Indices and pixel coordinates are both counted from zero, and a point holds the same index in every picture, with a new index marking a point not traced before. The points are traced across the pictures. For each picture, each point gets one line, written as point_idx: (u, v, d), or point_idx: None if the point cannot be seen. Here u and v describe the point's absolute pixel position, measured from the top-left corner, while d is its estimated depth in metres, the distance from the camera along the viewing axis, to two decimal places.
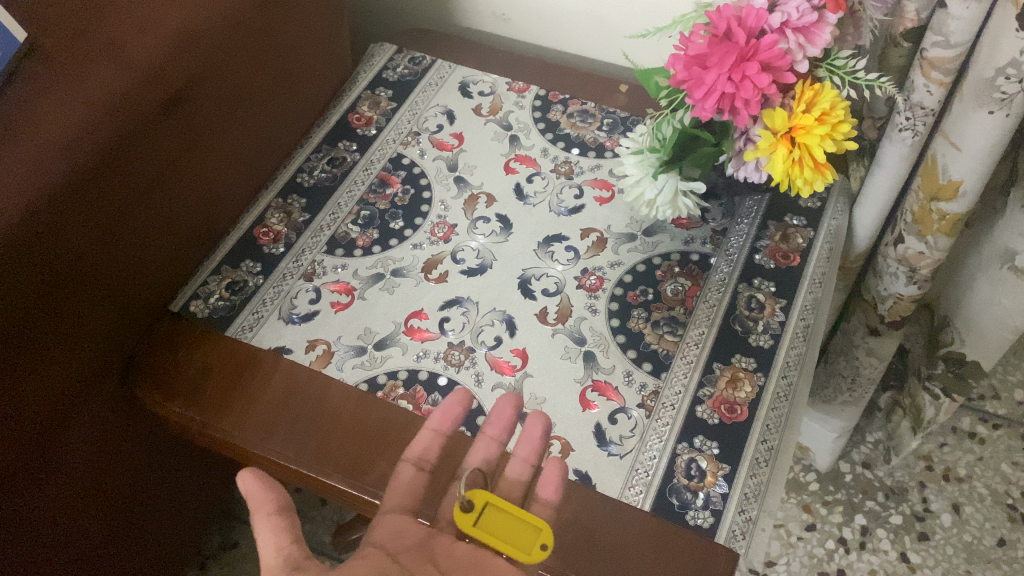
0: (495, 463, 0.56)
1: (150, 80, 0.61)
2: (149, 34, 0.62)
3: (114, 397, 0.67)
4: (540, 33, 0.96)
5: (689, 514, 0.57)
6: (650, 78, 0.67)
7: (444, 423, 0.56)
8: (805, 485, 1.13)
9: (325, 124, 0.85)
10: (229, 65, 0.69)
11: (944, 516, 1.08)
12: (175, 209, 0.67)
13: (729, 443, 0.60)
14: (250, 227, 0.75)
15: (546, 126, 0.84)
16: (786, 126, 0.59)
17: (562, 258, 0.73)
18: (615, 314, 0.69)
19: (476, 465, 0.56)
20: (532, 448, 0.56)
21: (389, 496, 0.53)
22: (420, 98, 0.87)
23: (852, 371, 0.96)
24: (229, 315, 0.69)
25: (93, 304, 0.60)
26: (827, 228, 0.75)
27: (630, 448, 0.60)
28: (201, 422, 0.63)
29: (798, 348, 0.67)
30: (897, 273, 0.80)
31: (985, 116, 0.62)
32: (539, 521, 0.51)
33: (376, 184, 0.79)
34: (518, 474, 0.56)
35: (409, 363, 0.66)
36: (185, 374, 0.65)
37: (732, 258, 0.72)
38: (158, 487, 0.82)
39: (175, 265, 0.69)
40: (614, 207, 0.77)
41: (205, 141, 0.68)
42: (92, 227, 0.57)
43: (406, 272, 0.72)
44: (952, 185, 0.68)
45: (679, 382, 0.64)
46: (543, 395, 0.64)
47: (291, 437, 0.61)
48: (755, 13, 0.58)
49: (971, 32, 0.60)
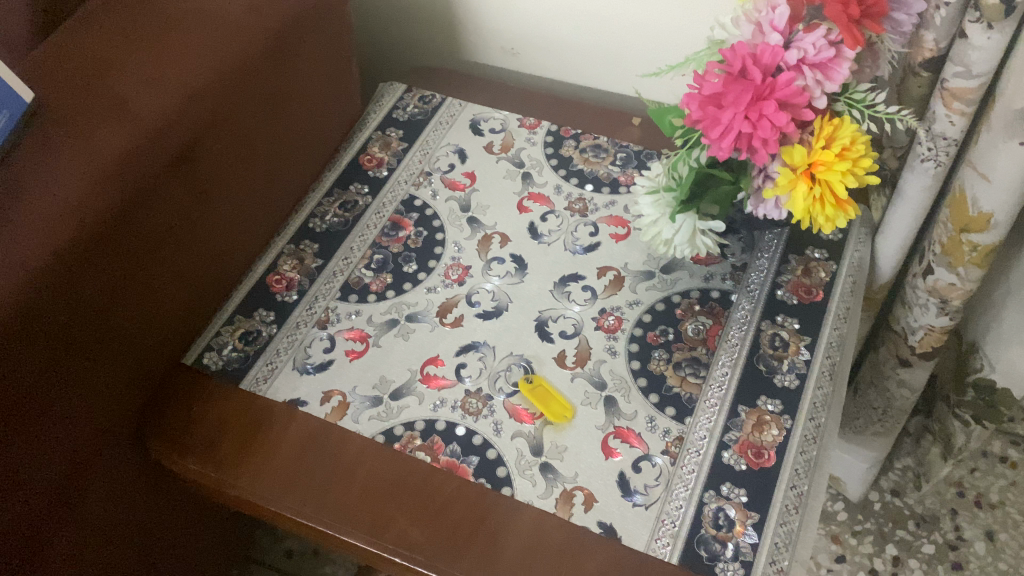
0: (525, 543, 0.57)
1: (159, 139, 0.60)
2: (156, 90, 0.63)
3: (127, 453, 0.66)
4: (550, 66, 0.95)
5: (718, 565, 0.55)
6: (663, 117, 0.66)
7: (456, 491, 0.60)
8: (834, 514, 1.10)
9: (336, 167, 0.84)
10: (241, 118, 0.68)
11: (978, 545, 1.06)
12: (187, 265, 0.66)
13: (758, 490, 0.58)
14: (263, 275, 0.74)
15: (559, 162, 0.83)
16: (805, 162, 0.58)
17: (579, 298, 0.72)
18: (635, 356, 0.67)
19: (503, 556, 0.56)
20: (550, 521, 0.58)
21: (390, 530, 0.58)
22: (431, 137, 0.87)
23: (884, 402, 0.94)
24: (244, 366, 0.68)
25: (106, 363, 0.59)
26: (850, 261, 0.73)
27: (656, 497, 0.59)
28: (216, 479, 0.62)
29: (825, 388, 0.65)
30: (926, 304, 0.79)
31: (1016, 147, 0.61)
32: (552, 399, 0.65)
33: (388, 227, 0.78)
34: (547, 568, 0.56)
35: (426, 412, 0.65)
36: (199, 429, 0.64)
37: (754, 294, 0.71)
38: (179, 541, 0.81)
39: (189, 317, 0.69)
40: (631, 244, 0.76)
41: (217, 194, 0.67)
42: (100, 289, 0.56)
43: (421, 317, 0.71)
44: (983, 217, 0.67)
45: (703, 426, 0.62)
46: (565, 443, 0.62)
47: (308, 494, 0.60)
48: (771, 50, 0.57)
49: (993, 62, 0.60)
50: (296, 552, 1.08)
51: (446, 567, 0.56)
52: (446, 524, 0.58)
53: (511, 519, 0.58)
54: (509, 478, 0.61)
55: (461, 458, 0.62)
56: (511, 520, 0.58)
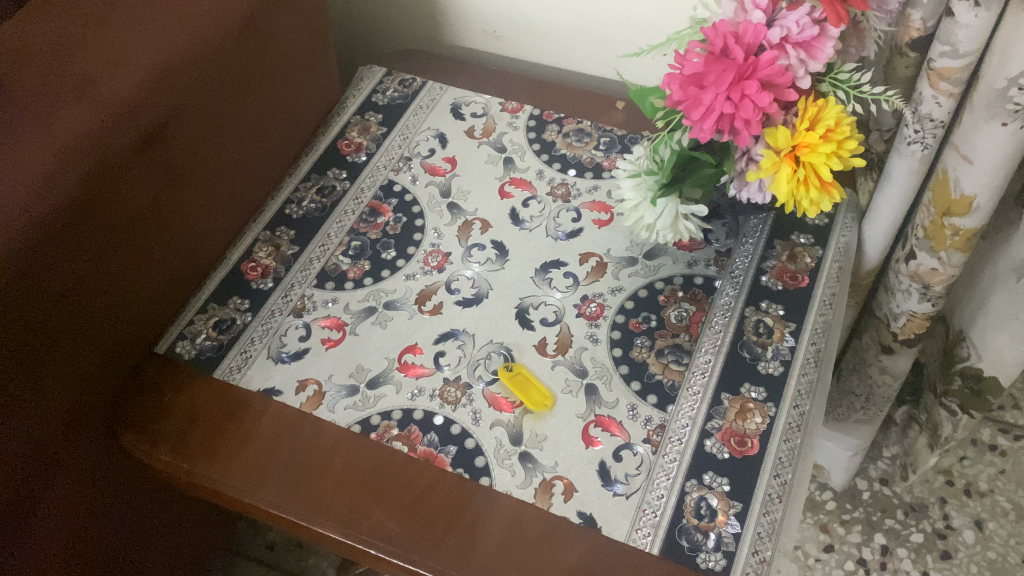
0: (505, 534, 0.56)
1: (126, 119, 0.59)
2: (122, 68, 0.61)
3: (99, 443, 0.64)
4: (533, 50, 0.94)
5: (700, 557, 0.54)
6: (644, 99, 0.65)
7: (434, 482, 0.59)
8: (822, 504, 1.09)
9: (313, 151, 0.82)
10: (211, 100, 0.67)
11: (966, 534, 1.05)
12: (157, 251, 0.64)
13: (740, 479, 0.57)
14: (237, 262, 0.73)
15: (541, 147, 0.82)
16: (789, 144, 0.56)
17: (561, 284, 0.71)
18: (616, 344, 0.66)
19: (482, 548, 0.55)
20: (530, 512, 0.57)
21: (366, 521, 0.57)
22: (411, 121, 0.85)
23: (867, 390, 0.94)
24: (217, 355, 0.66)
25: (74, 351, 0.58)
26: (836, 246, 0.72)
27: (637, 486, 0.57)
28: (188, 470, 0.60)
29: (809, 375, 0.64)
30: (909, 290, 0.78)
31: (998, 128, 0.60)
32: (540, 390, 0.63)
33: (366, 213, 0.77)
34: (528, 559, 0.54)
35: (404, 402, 0.63)
36: (171, 420, 0.63)
37: (739, 280, 0.70)
38: (156, 531, 0.80)
39: (161, 304, 0.67)
40: (613, 230, 0.74)
41: (188, 178, 0.66)
42: (69, 272, 0.55)
43: (399, 305, 0.70)
44: (965, 200, 0.66)
45: (686, 414, 0.61)
46: (545, 432, 0.61)
47: (281, 485, 0.59)
48: (753, 28, 0.55)
49: (980, 40, 0.59)
50: (279, 544, 1.07)
51: (421, 558, 0.55)
52: (422, 516, 0.57)
53: (490, 511, 0.57)
54: (487, 468, 0.59)
55: (439, 447, 0.61)
56: (488, 510, 0.57)
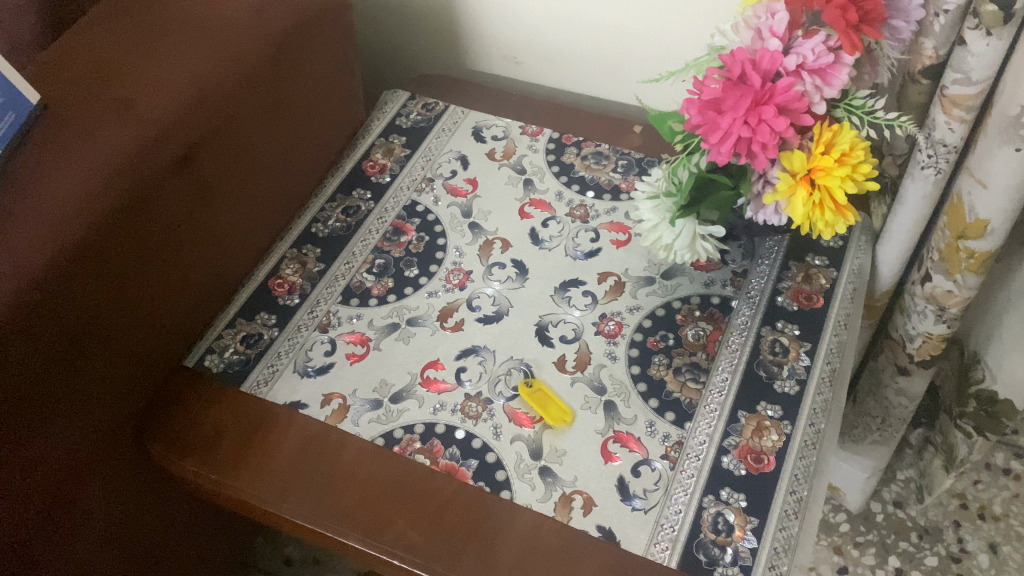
0: (525, 546, 0.57)
1: (163, 139, 0.61)
2: (161, 90, 0.64)
3: (132, 452, 0.66)
4: (552, 75, 0.96)
5: (717, 570, 0.55)
6: (663, 123, 0.67)
7: (454, 494, 0.60)
8: (836, 525, 1.09)
9: (339, 173, 0.85)
10: (245, 121, 0.69)
11: (981, 557, 1.05)
12: (189, 265, 0.66)
13: (757, 496, 0.58)
14: (265, 278, 0.75)
15: (560, 169, 0.84)
16: (805, 167, 0.58)
17: (579, 303, 0.72)
18: (634, 361, 0.67)
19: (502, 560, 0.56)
20: (549, 525, 0.58)
21: (388, 531, 0.58)
22: (434, 144, 0.87)
23: (884, 411, 0.94)
24: (245, 369, 0.68)
25: (108, 364, 0.60)
26: (850, 268, 0.74)
27: (655, 502, 0.59)
28: (215, 481, 0.62)
29: (825, 394, 0.65)
30: (925, 312, 0.79)
31: (1012, 153, 0.62)
32: (561, 407, 0.65)
33: (390, 232, 0.79)
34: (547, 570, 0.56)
35: (426, 416, 0.65)
36: (199, 431, 0.65)
37: (755, 300, 0.71)
38: (185, 540, 0.81)
39: (192, 318, 0.69)
40: (631, 250, 0.76)
41: (221, 194, 0.68)
42: (106, 284, 0.57)
43: (422, 321, 0.71)
44: (980, 223, 0.68)
45: (703, 431, 0.62)
46: (564, 446, 0.62)
47: (307, 495, 0.60)
48: (770, 55, 0.57)
49: (991, 68, 0.61)
50: (296, 559, 1.08)
51: (442, 567, 0.56)
52: (443, 527, 0.58)
53: (509, 522, 0.58)
54: (508, 481, 0.61)
55: (461, 461, 0.62)
56: (507, 522, 0.58)
